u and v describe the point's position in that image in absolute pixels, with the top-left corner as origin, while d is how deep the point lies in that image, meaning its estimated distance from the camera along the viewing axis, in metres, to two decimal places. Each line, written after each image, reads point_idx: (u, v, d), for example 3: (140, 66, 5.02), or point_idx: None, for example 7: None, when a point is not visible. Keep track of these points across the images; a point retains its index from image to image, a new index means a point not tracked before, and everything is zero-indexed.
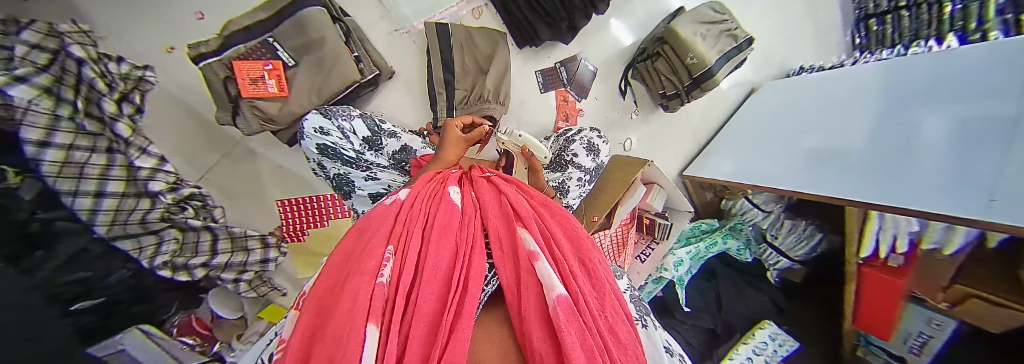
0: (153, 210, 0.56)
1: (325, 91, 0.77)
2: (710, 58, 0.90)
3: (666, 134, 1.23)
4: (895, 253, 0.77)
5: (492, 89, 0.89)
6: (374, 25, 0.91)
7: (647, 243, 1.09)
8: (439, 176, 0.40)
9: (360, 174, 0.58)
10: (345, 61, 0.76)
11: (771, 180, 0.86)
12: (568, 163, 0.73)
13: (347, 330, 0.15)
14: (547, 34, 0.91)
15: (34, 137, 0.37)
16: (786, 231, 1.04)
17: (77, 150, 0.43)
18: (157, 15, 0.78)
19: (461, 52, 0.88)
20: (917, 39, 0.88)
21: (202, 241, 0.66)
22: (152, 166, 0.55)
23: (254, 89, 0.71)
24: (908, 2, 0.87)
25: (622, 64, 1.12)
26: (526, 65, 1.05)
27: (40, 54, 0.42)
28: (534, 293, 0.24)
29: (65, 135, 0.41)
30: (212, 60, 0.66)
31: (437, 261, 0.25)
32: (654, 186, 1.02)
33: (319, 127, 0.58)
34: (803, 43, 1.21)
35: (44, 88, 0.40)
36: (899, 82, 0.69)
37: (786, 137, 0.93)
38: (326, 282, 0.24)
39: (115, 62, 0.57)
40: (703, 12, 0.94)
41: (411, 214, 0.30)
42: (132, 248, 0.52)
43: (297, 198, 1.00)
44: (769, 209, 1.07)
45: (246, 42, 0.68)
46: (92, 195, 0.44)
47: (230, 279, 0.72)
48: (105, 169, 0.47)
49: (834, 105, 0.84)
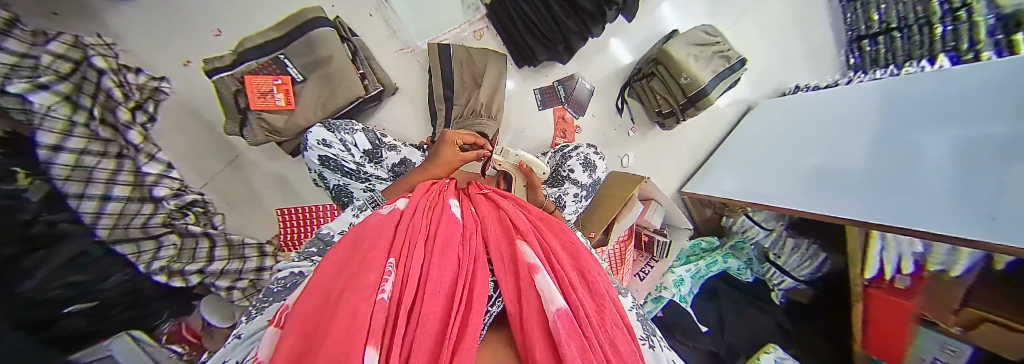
0: (155, 215, 0.56)
1: (331, 104, 0.80)
2: (704, 78, 0.93)
3: (664, 151, 1.24)
4: (900, 273, 0.76)
5: (484, 103, 0.92)
6: (382, 45, 0.95)
7: (646, 260, 1.08)
8: (437, 188, 0.41)
9: (360, 185, 0.60)
10: (351, 78, 0.79)
11: (775, 199, 0.85)
12: (565, 178, 0.73)
13: (347, 350, 0.15)
14: (544, 55, 0.94)
15: (49, 142, 0.39)
16: (789, 250, 1.01)
17: (87, 154, 0.44)
18: (180, 33, 0.83)
19: (460, 68, 0.92)
20: (910, 60, 0.89)
21: (200, 247, 0.65)
22: (158, 172, 0.57)
23: (263, 102, 0.72)
24: (899, 23, 0.90)
25: (618, 84, 1.15)
26: (525, 83, 1.08)
27: (64, 62, 0.45)
28: (534, 306, 0.24)
29: (79, 141, 0.43)
30: (225, 74, 0.69)
31: (439, 277, 0.24)
32: (653, 202, 1.02)
33: (322, 140, 0.58)
34: (795, 64, 1.23)
35: (64, 95, 0.42)
36: (897, 102, 0.70)
37: (785, 156, 0.92)
38: (322, 295, 0.24)
39: (133, 72, 0.60)
40: (698, 35, 0.98)
41: (411, 227, 0.31)
42: (132, 253, 0.51)
43: (297, 208, 0.99)
44: (771, 227, 1.04)
45: (258, 58, 0.71)
46: (97, 199, 0.45)
47: (224, 287, 0.69)
48: (113, 173, 0.48)
49: (839, 121, 0.83)
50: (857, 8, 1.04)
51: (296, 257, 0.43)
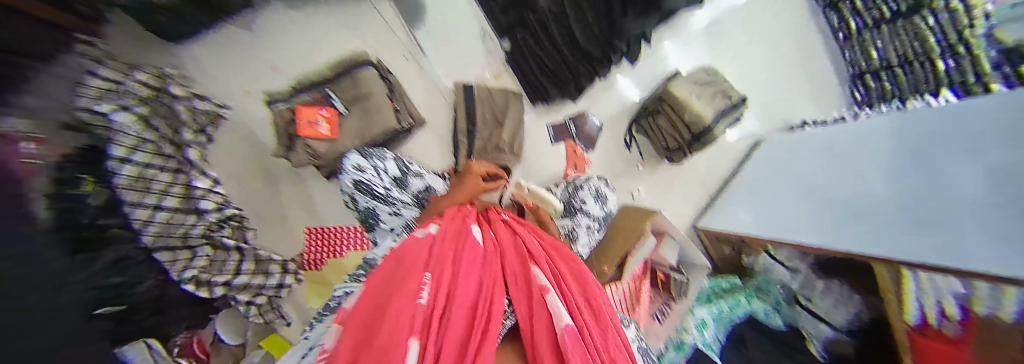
0: (196, 226, 0.59)
1: (367, 134, 0.86)
2: (708, 116, 0.97)
3: (674, 185, 1.26)
4: (949, 321, 0.63)
5: (508, 141, 1.00)
6: (412, 81, 1.05)
7: (663, 301, 1.03)
8: (462, 213, 0.43)
9: (387, 209, 0.62)
10: (386, 112, 0.87)
11: (799, 234, 0.80)
12: (578, 210, 0.75)
13: (394, 344, 0.16)
14: (557, 94, 1.04)
15: (119, 154, 0.45)
16: (819, 293, 0.91)
17: (151, 167, 0.51)
18: (239, 68, 0.95)
19: (483, 106, 0.99)
20: (917, 93, 0.84)
21: (230, 259, 0.67)
22: (206, 187, 0.63)
23: (309, 130, 0.81)
24: (898, 60, 0.87)
25: (626, 120, 1.21)
26: (538, 119, 1.16)
27: (146, 88, 0.57)
28: (544, 326, 0.24)
29: (145, 155, 0.50)
30: (281, 105, 0.82)
31: (466, 290, 0.25)
32: (665, 236, 0.99)
33: (357, 164, 0.64)
34: (796, 100, 1.27)
35: (142, 116, 0.52)
36: (911, 124, 0.64)
37: (801, 183, 0.89)
38: (371, 298, 0.25)
39: (203, 99, 0.69)
40: (697, 76, 1.06)
41: (442, 245, 0.32)
42: (166, 260, 0.53)
43: (328, 227, 1.00)
44: (794, 266, 0.99)
45: (310, 92, 0.83)
46: (151, 207, 0.50)
47: (243, 301, 0.71)
48: (168, 185, 0.54)
49: (849, 134, 0.81)
50: (853, 46, 1.02)
51: (350, 279, 0.47)
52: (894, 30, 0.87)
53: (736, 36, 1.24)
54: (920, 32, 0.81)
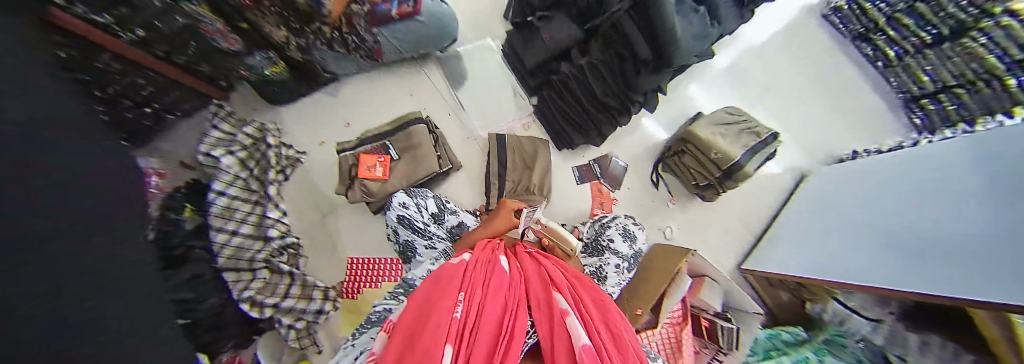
0: (262, 251, 0.70)
1: (413, 177, 0.98)
2: (736, 152, 0.95)
3: (710, 225, 1.19)
4: None
5: (537, 184, 1.06)
6: (454, 133, 1.19)
7: (710, 354, 0.87)
8: (490, 245, 0.45)
9: (423, 242, 0.67)
10: (430, 158, 0.98)
11: (860, 275, 0.69)
12: (605, 247, 0.73)
13: None
14: (579, 140, 1.11)
15: (217, 187, 0.64)
16: (917, 352, 0.71)
17: (237, 199, 0.67)
18: (306, 119, 1.12)
19: (512, 154, 1.09)
20: (989, 114, 0.88)
21: (281, 283, 0.74)
22: (276, 216, 0.78)
23: (368, 172, 0.95)
24: (956, 81, 0.94)
25: (651, 158, 1.23)
26: (565, 162, 1.21)
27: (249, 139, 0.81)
28: (563, 346, 0.26)
29: (235, 189, 0.68)
30: (348, 152, 0.96)
31: (492, 307, 0.28)
32: (705, 278, 0.91)
33: (403, 202, 0.70)
34: (840, 135, 1.22)
35: (240, 159, 0.73)
36: (974, 148, 0.58)
37: (851, 220, 0.80)
38: (412, 311, 0.29)
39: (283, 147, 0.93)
40: (720, 116, 1.08)
41: (472, 266, 0.36)
42: (232, 279, 0.61)
43: (365, 257, 1.06)
44: (875, 316, 0.82)
45: (373, 142, 0.97)
46: (228, 232, 0.62)
47: (286, 324, 0.75)
48: (247, 215, 0.69)
49: (911, 165, 0.73)
50: (900, 73, 1.13)
51: (389, 296, 0.51)
52: (941, 54, 0.97)
53: (760, 76, 1.25)
54: (974, 52, 0.88)
